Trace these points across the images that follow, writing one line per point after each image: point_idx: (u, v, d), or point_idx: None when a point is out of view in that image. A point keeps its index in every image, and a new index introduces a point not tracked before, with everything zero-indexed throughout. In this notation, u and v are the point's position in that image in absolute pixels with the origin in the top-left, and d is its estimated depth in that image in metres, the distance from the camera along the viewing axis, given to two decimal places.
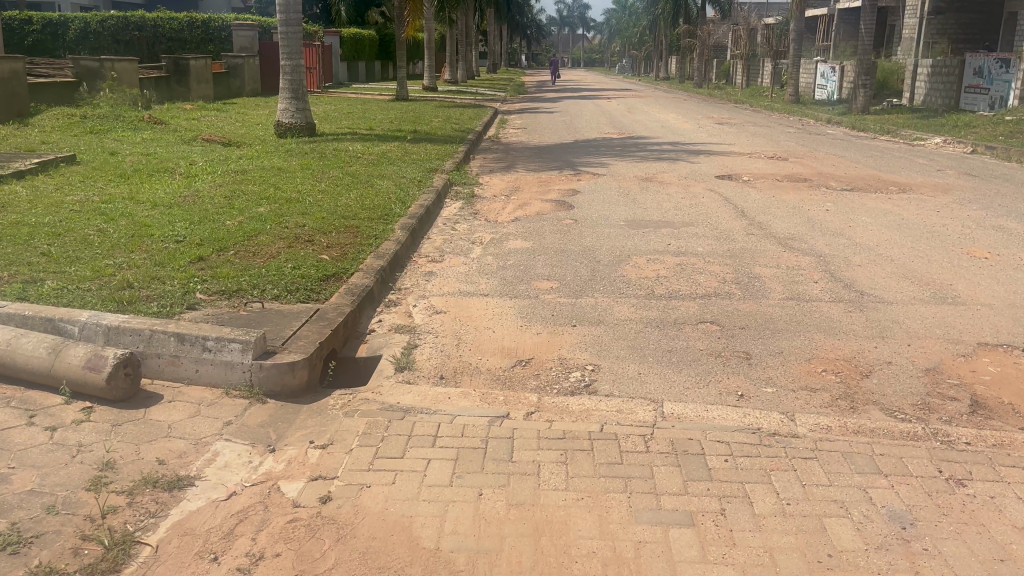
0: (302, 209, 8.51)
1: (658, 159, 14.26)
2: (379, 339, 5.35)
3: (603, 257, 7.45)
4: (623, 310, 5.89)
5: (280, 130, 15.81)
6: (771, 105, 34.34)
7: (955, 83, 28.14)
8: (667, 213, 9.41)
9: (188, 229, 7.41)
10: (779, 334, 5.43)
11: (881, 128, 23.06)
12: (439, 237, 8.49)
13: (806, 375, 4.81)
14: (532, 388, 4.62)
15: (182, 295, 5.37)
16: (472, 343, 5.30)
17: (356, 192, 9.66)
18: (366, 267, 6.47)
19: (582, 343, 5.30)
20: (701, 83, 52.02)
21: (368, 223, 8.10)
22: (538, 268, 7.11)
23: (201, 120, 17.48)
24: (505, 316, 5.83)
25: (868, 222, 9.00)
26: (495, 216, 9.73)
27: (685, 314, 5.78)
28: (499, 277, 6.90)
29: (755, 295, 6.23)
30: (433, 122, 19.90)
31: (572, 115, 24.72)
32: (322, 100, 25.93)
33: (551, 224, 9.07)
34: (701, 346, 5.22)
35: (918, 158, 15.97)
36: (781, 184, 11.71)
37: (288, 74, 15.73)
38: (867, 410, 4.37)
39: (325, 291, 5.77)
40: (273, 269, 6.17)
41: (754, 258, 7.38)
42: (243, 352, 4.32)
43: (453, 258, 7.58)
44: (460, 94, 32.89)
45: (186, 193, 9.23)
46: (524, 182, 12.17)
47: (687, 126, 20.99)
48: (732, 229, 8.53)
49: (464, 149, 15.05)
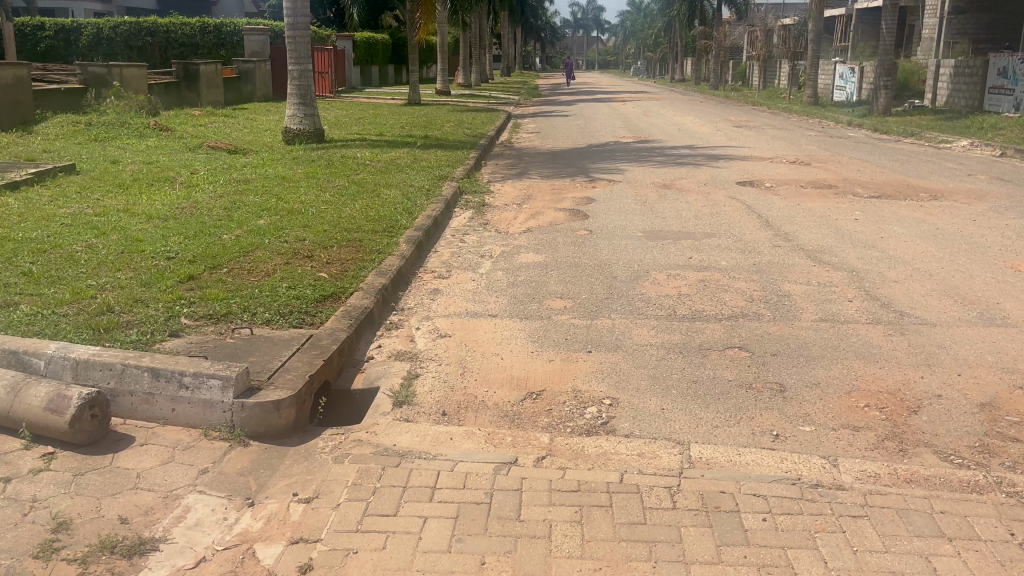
0: (303, 221, 8.12)
1: (676, 164, 13.80)
2: (378, 367, 4.93)
3: (621, 272, 7.01)
4: (642, 333, 5.45)
5: (287, 136, 15.46)
6: (790, 107, 33.79)
7: (979, 84, 27.50)
8: (688, 223, 8.95)
9: (182, 244, 7.03)
10: (814, 361, 4.97)
11: (904, 131, 22.48)
12: (447, 250, 8.06)
13: (848, 410, 4.35)
14: (544, 426, 4.19)
15: (165, 321, 4.96)
16: (479, 373, 4.87)
17: (360, 203, 9.27)
18: (367, 285, 6.06)
19: (599, 372, 4.87)
20: (717, 85, 51.45)
21: (371, 236, 7.70)
22: (552, 285, 6.68)
23: (210, 126, 17.16)
24: (515, 340, 5.40)
25: (901, 233, 8.52)
26: (507, 226, 9.30)
27: (711, 339, 5.33)
28: (509, 295, 6.47)
29: (785, 316, 5.78)
30: (445, 126, 19.52)
31: (587, 119, 24.28)
32: (333, 105, 25.61)
33: (565, 236, 8.64)
34: (730, 376, 4.78)
35: (946, 161, 15.42)
36: (805, 191, 11.22)
37: (296, 79, 15.37)
38: (919, 453, 3.92)
39: (320, 313, 5.36)
40: (266, 289, 5.76)
41: (782, 273, 6.92)
42: (223, 389, 3.89)
43: (461, 274, 7.16)
44: (474, 98, 32.52)
45: (184, 204, 8.86)
46: (538, 189, 11.75)
47: (705, 130, 20.50)
48: (756, 241, 8.07)
49: (476, 155, 14.63)
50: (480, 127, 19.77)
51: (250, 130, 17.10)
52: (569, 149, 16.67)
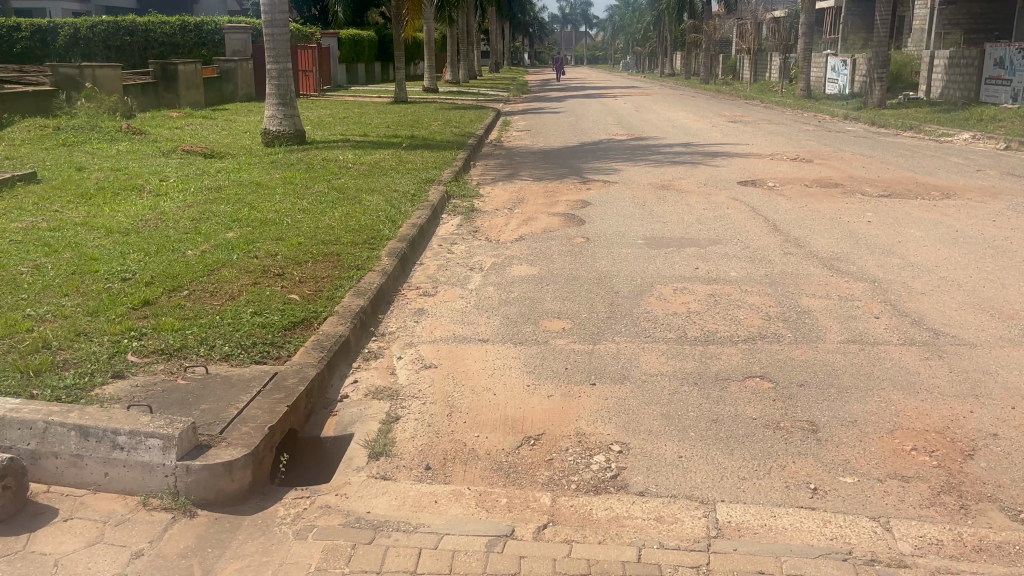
0: (277, 233, 7.51)
1: (673, 163, 13.22)
2: (353, 407, 4.33)
3: (623, 286, 6.42)
4: (651, 360, 4.86)
5: (266, 138, 14.82)
6: (783, 100, 33.24)
7: (975, 75, 27.03)
8: (691, 228, 8.37)
9: (141, 263, 6.41)
10: (847, 394, 4.39)
11: (902, 124, 21.96)
12: (433, 262, 7.46)
13: (894, 455, 3.76)
14: (544, 481, 3.59)
15: (108, 359, 4.36)
16: (469, 413, 4.27)
17: (340, 211, 8.65)
18: (342, 308, 5.45)
19: (605, 409, 4.27)
20: (708, 79, 50.89)
21: (350, 249, 7.10)
22: (547, 303, 6.08)
23: (186, 128, 16.49)
24: (509, 370, 4.80)
25: (920, 236, 7.96)
26: (497, 233, 8.70)
27: (729, 367, 4.74)
28: (501, 315, 5.87)
29: (808, 338, 5.19)
30: (433, 125, 18.91)
31: (578, 116, 23.72)
32: (316, 104, 24.92)
33: (560, 244, 8.05)
34: (754, 413, 4.19)
35: (952, 156, 14.87)
36: (811, 190, 10.66)
37: (274, 79, 14.72)
38: (985, 511, 3.33)
39: (288, 344, 4.75)
40: (229, 315, 5.16)
41: (798, 285, 6.34)
42: (163, 451, 3.28)
43: (448, 289, 6.56)
44: (461, 95, 31.88)
45: (149, 215, 8.24)
46: (529, 192, 11.15)
47: (700, 125, 19.92)
48: (766, 248, 7.49)
49: (464, 155, 14.02)
50: (468, 126, 19.13)
51: (229, 131, 16.46)
52: (561, 148, 16.07)
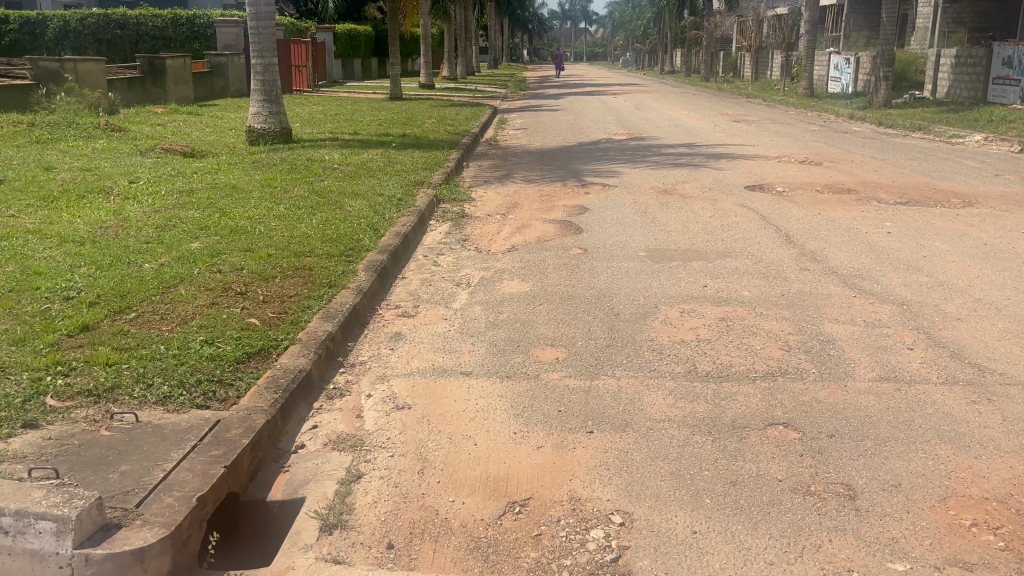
0: (246, 244, 6.87)
1: (675, 166, 12.58)
2: (309, 462, 3.70)
3: (624, 308, 5.79)
4: (658, 402, 4.24)
5: (251, 136, 14.15)
6: (786, 99, 32.63)
7: (982, 75, 26.44)
8: (697, 240, 7.75)
9: (89, 278, 5.75)
10: (886, 448, 3.77)
11: (910, 124, 21.34)
12: (416, 276, 6.83)
13: (949, 532, 3.15)
14: (531, 565, 2.97)
15: (21, 404, 3.71)
16: (444, 469, 3.64)
17: (318, 218, 8.01)
18: (307, 336, 4.81)
19: (604, 466, 3.65)
20: (708, 76, 50.20)
21: (325, 262, 6.46)
22: (540, 326, 5.45)
23: (168, 125, 15.79)
24: (493, 412, 4.17)
25: (947, 249, 7.34)
26: (488, 242, 8.08)
27: (747, 413, 4.11)
28: (488, 340, 5.24)
29: (836, 374, 4.57)
30: (426, 123, 18.27)
31: (576, 113, 23.06)
32: (308, 100, 24.25)
33: (556, 256, 7.42)
34: (779, 473, 3.57)
35: (965, 159, 14.27)
36: (823, 196, 10.05)
37: (259, 74, 14.04)
38: None
39: (238, 384, 4.11)
40: (175, 345, 4.51)
41: (819, 309, 5.71)
42: (56, 537, 2.65)
43: (431, 309, 5.94)
44: (458, 91, 31.19)
45: (110, 222, 7.57)
46: (524, 195, 10.52)
47: (702, 125, 19.29)
48: (780, 263, 6.87)
49: (457, 155, 13.37)
50: (463, 124, 18.47)
51: (213, 129, 15.79)
52: (558, 147, 15.43)
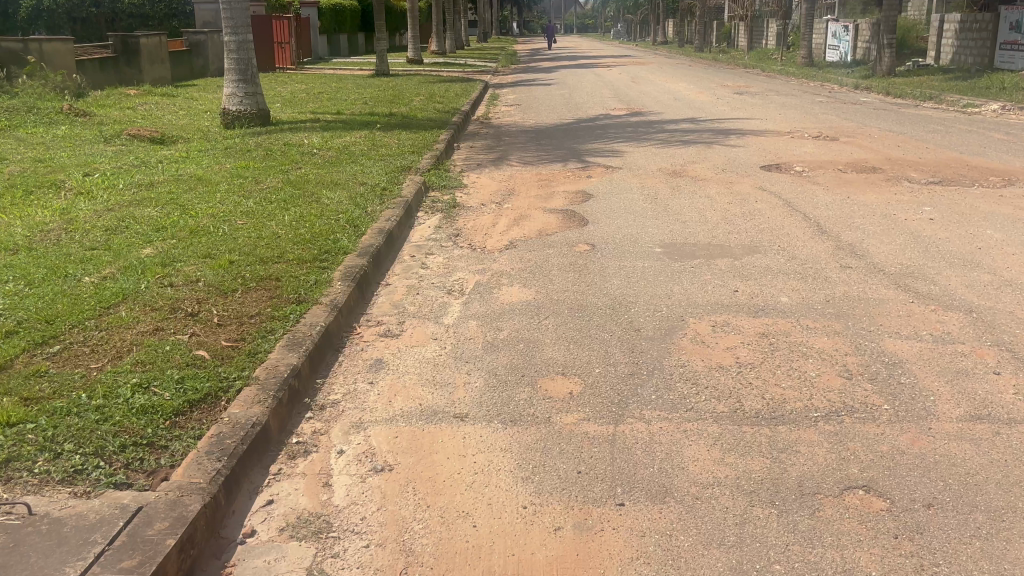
0: (206, 248, 5.98)
1: (682, 144, 11.68)
2: (258, 560, 2.85)
3: (645, 321, 4.94)
4: (702, 458, 3.40)
5: (225, 119, 13.16)
6: (784, 68, 31.64)
7: (989, 40, 25.43)
8: (718, 232, 6.90)
9: (14, 298, 4.87)
10: (1005, 523, 2.92)
11: (919, 93, 20.43)
12: (401, 283, 5.95)
13: None
14: None
15: None
16: (435, 568, 2.79)
17: (291, 213, 7.13)
18: (265, 373, 3.93)
19: (640, 559, 2.80)
20: (703, 47, 49.11)
21: (295, 269, 5.59)
22: (548, 348, 4.60)
23: (138, 108, 14.78)
24: (495, 475, 3.32)
25: (1002, 239, 6.48)
26: (483, 237, 7.22)
27: (816, 472, 3.26)
28: (487, 367, 4.38)
29: (916, 410, 3.73)
30: (414, 101, 17.32)
31: (572, 88, 22.11)
32: (293, 78, 23.18)
33: (561, 253, 6.56)
34: (875, 567, 2.72)
35: (988, 131, 13.38)
36: (847, 176, 9.23)
37: (233, 52, 13.04)
38: None
39: (174, 447, 3.25)
40: (99, 391, 3.63)
41: (874, 319, 4.87)
42: None
43: (418, 324, 5.08)
44: (446, 66, 30.10)
45: (54, 224, 6.66)
46: (522, 180, 9.65)
47: (704, 97, 18.40)
48: (817, 261, 6.03)
49: (446, 136, 12.45)
50: (452, 101, 17.49)
51: (186, 111, 14.77)
52: (554, 125, 14.50)
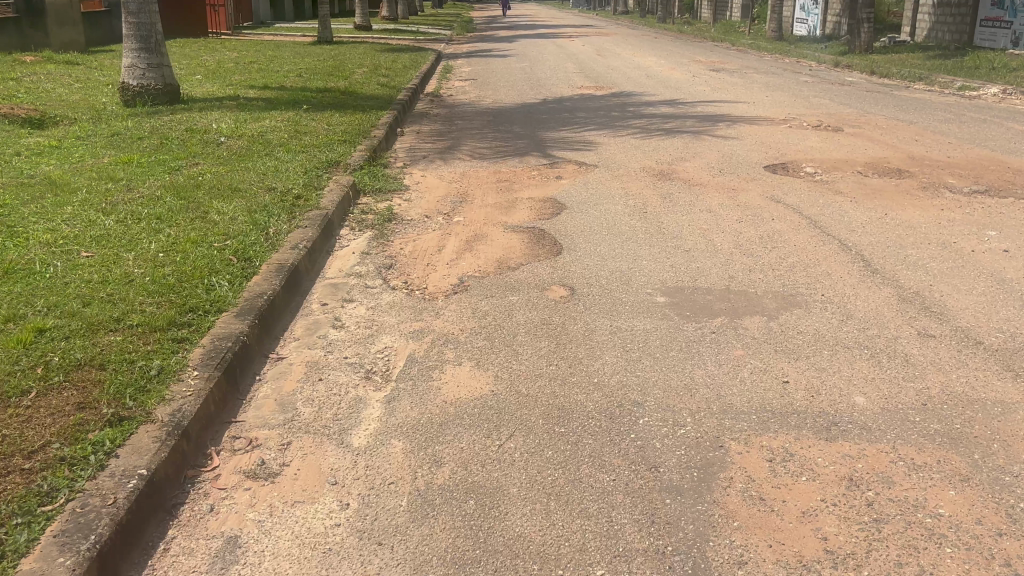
0: (11, 305, 4.09)
1: (665, 134, 9.93)
2: None
3: (666, 448, 3.20)
4: None
5: (125, 96, 11.07)
6: (755, 42, 29.94)
7: (968, 16, 23.91)
8: (737, 270, 5.20)
9: None
10: None
11: (907, 72, 18.87)
12: (301, 357, 4.14)
13: None
14: None
15: None
16: None
17: (161, 237, 5.25)
18: None
19: None
20: (666, 18, 47.27)
21: (132, 343, 3.73)
22: (515, 509, 2.84)
23: (27, 79, 12.58)
24: None
25: None
26: (424, 270, 5.42)
27: None
28: (412, 560, 2.60)
29: None
30: (356, 73, 15.34)
31: (534, 61, 20.18)
32: (225, 45, 20.95)
33: (527, 300, 4.80)
34: None
35: (1003, 120, 11.83)
36: (870, 181, 7.60)
37: (133, 16, 10.93)
38: None
39: None
40: None
41: (1012, 447, 3.18)
42: None
43: (310, 448, 3.27)
44: (398, 34, 27.92)
45: None
46: (478, 180, 7.86)
47: (678, 75, 16.67)
48: (885, 325, 4.35)
49: (389, 118, 10.57)
50: (400, 74, 15.50)
51: (84, 84, 12.61)
52: (516, 106, 12.65)
